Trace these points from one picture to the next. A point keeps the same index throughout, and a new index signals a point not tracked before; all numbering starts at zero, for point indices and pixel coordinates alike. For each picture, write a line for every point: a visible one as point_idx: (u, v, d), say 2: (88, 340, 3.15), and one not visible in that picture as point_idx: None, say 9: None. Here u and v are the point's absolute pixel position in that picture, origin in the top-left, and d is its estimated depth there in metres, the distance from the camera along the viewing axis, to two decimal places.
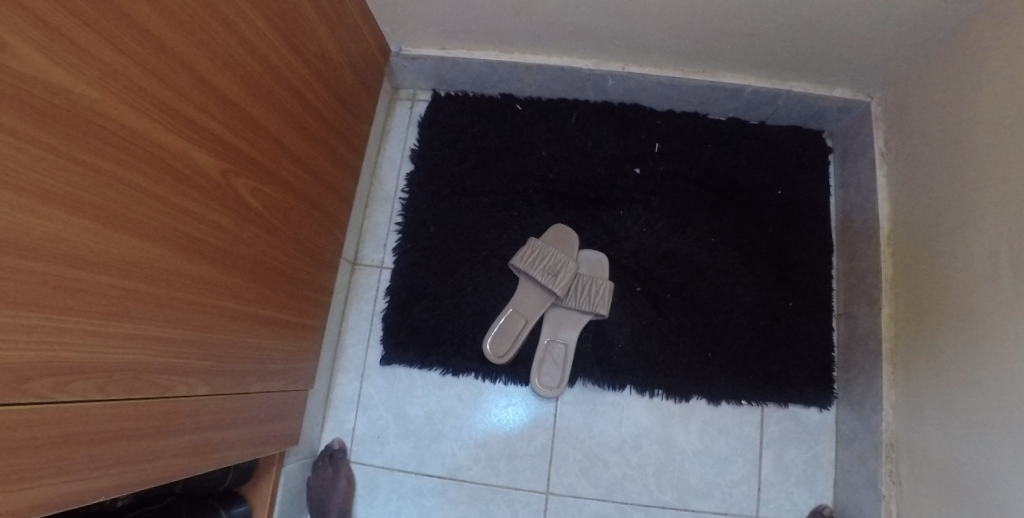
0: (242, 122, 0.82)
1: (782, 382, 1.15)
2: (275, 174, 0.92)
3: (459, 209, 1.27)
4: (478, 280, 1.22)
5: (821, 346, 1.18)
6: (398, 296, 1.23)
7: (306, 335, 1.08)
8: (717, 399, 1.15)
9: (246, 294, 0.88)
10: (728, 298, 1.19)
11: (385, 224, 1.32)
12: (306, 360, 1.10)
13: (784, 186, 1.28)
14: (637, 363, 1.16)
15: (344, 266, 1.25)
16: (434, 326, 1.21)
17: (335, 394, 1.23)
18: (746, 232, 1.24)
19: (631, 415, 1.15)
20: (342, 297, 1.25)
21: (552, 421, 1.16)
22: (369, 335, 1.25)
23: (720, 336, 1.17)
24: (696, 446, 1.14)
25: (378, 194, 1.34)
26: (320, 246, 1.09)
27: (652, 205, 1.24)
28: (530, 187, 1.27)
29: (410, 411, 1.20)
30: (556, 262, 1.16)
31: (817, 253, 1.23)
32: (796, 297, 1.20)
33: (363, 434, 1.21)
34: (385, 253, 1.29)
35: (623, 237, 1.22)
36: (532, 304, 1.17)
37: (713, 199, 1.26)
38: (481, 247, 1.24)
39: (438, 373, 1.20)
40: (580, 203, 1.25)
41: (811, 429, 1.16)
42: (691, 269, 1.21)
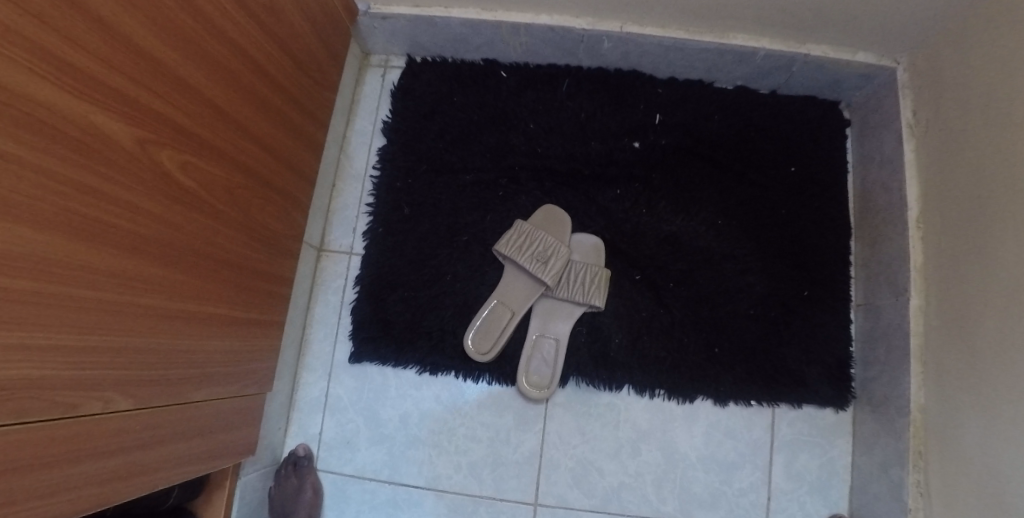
0: (164, 83, 0.67)
1: (794, 380, 1.04)
2: (214, 147, 0.77)
3: (437, 189, 1.13)
4: (459, 267, 1.09)
5: (838, 340, 1.07)
6: (369, 286, 1.10)
7: (261, 333, 0.95)
8: (724, 399, 1.03)
9: (184, 290, 0.74)
10: (737, 287, 1.07)
11: (355, 205, 1.18)
12: (263, 361, 0.97)
13: (798, 163, 1.15)
14: (636, 360, 1.04)
15: (307, 252, 1.11)
16: (410, 319, 1.08)
17: (299, 395, 1.11)
18: (757, 213, 1.11)
19: (630, 417, 1.04)
20: (306, 287, 1.12)
21: (542, 425, 1.04)
22: (337, 329, 1.12)
23: (728, 329, 1.05)
24: (700, 451, 1.03)
25: (347, 172, 1.19)
26: (277, 231, 0.96)
27: (652, 184, 1.11)
28: (517, 163, 1.13)
29: (384, 414, 1.08)
30: (546, 247, 1.03)
31: (834, 237, 1.12)
32: (811, 286, 1.09)
33: (332, 439, 1.09)
34: (355, 237, 1.16)
35: (620, 220, 1.09)
36: (519, 295, 1.05)
37: (721, 177, 1.13)
38: (461, 230, 1.11)
39: (414, 372, 1.08)
40: (572, 181, 1.11)
41: (825, 431, 1.06)
42: (696, 254, 1.08)
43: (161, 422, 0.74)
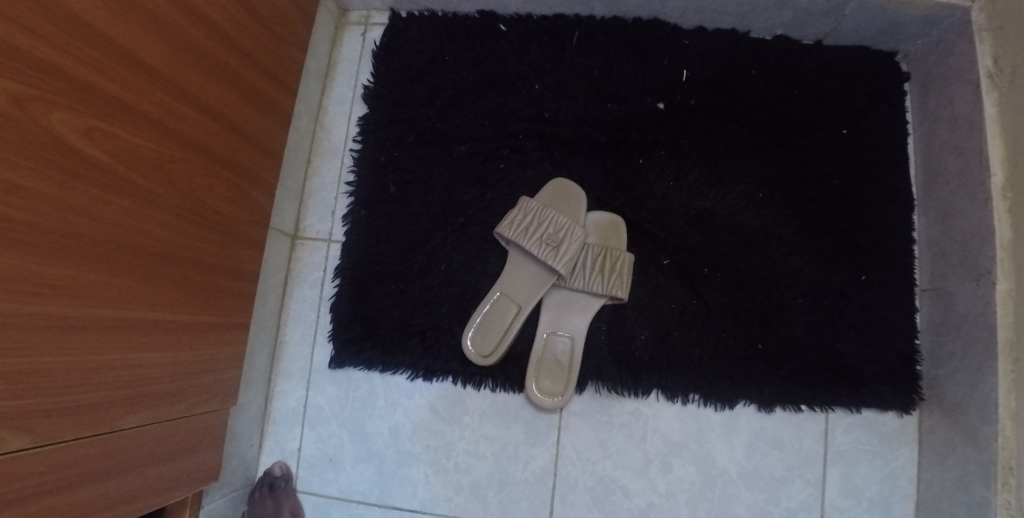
0: (52, 21, 0.50)
1: (852, 380, 0.89)
2: (137, 110, 0.60)
3: (427, 163, 0.97)
4: (454, 254, 0.93)
5: (901, 332, 0.91)
6: (350, 279, 0.94)
7: (218, 339, 0.79)
8: (770, 405, 0.88)
9: (104, 293, 0.58)
10: (783, 272, 0.91)
11: (333, 184, 1.01)
12: (224, 372, 0.81)
13: (852, 124, 0.98)
14: (665, 360, 0.88)
15: (277, 240, 0.95)
16: (398, 316, 0.92)
17: (275, 405, 0.96)
18: (804, 184, 0.94)
19: (659, 427, 0.88)
20: (279, 281, 0.96)
21: (556, 438, 0.89)
22: (316, 329, 0.97)
23: (773, 322, 0.89)
24: (741, 466, 0.88)
25: (323, 146, 1.03)
26: (233, 216, 0.79)
27: (680, 152, 0.94)
28: (520, 131, 0.95)
29: (372, 427, 0.93)
30: (558, 229, 0.86)
31: (895, 211, 0.95)
32: (869, 270, 0.92)
33: (313, 456, 0.94)
34: (334, 222, 1.00)
35: (644, 195, 0.93)
36: (527, 285, 0.89)
37: (762, 142, 0.95)
38: (457, 210, 0.94)
39: (405, 378, 0.93)
40: (586, 151, 0.94)
41: (887, 439, 0.90)
42: (734, 234, 0.91)
43: (83, 459, 0.59)
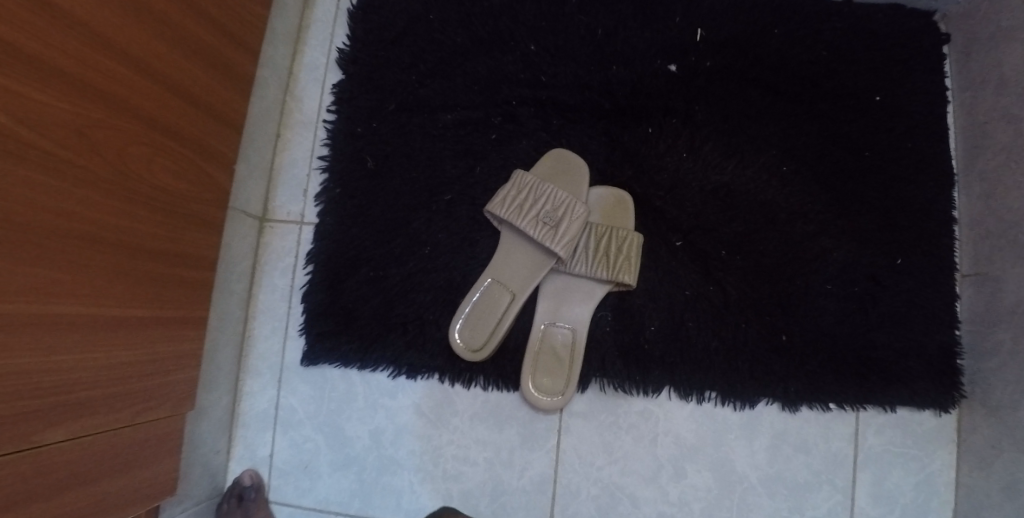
0: None
1: (886, 376, 0.79)
2: (47, 64, 0.49)
3: (409, 134, 0.86)
4: (440, 236, 0.83)
5: (940, 322, 0.81)
6: (324, 265, 0.84)
7: (165, 335, 0.69)
8: (795, 403, 0.78)
9: (17, 284, 0.48)
10: (810, 255, 0.81)
11: (305, 160, 0.90)
12: (176, 372, 0.72)
13: (888, 90, 0.86)
14: (678, 354, 0.78)
15: (240, 222, 0.84)
16: (378, 306, 0.82)
17: (243, 407, 0.87)
18: (832, 156, 0.84)
19: (671, 429, 0.79)
20: (244, 269, 0.86)
21: (556, 441, 0.79)
22: (288, 322, 0.87)
23: (799, 310, 0.80)
24: (762, 472, 0.78)
25: (293, 117, 0.92)
26: (181, 195, 0.69)
27: (694, 121, 0.83)
28: (514, 97, 0.84)
29: (350, 431, 0.83)
30: (557, 206, 0.76)
31: (934, 187, 0.84)
32: (904, 252, 0.82)
33: (285, 463, 0.85)
34: (306, 202, 0.89)
35: (653, 168, 0.82)
36: (522, 270, 0.79)
37: (786, 108, 0.84)
38: (443, 186, 0.83)
39: (386, 376, 0.83)
40: (588, 120, 0.84)
41: (923, 440, 0.81)
42: (755, 212, 0.81)
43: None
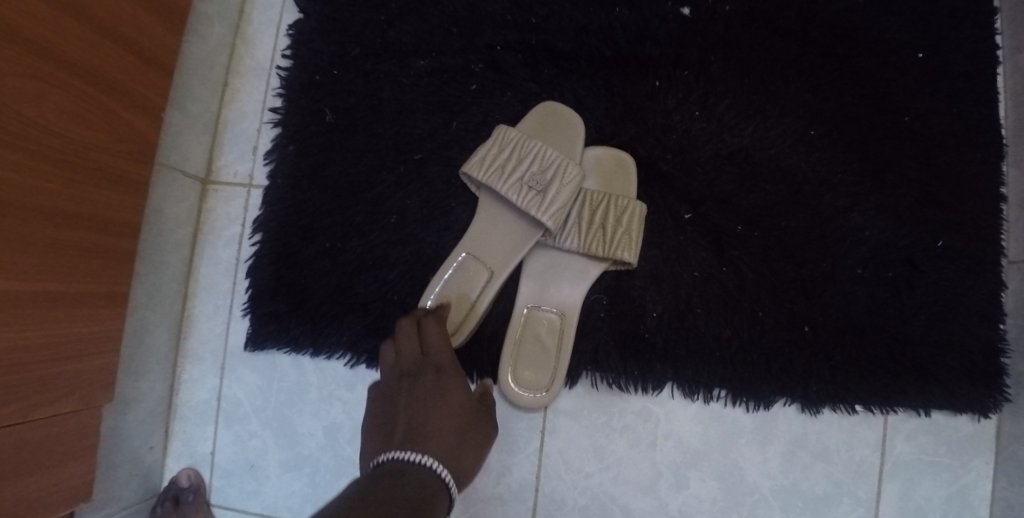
0: None
1: (921, 374, 0.68)
2: None
3: (375, 83, 0.73)
4: (409, 203, 0.71)
5: (983, 314, 0.69)
6: (272, 235, 0.72)
7: (72, 315, 0.58)
8: (815, 405, 0.68)
9: None
10: (839, 234, 0.69)
11: (255, 112, 0.77)
12: (86, 358, 0.60)
13: (931, 46, 0.72)
14: (682, 346, 0.67)
15: (175, 183, 0.72)
16: (334, 283, 0.70)
17: (181, 397, 0.75)
18: (869, 119, 0.71)
19: (672, 431, 0.68)
20: (182, 238, 0.74)
21: (538, 444, 0.69)
22: (233, 300, 0.75)
23: (823, 297, 0.69)
24: (775, 482, 0.68)
25: (243, 63, 0.78)
26: (87, 145, 0.56)
27: (709, 74, 0.71)
28: (498, 41, 0.72)
29: (302, 427, 0.72)
30: (545, 166, 0.64)
31: (985, 159, 0.71)
32: (948, 233, 0.70)
33: (229, 462, 0.74)
34: (255, 160, 0.76)
35: (659, 129, 0.70)
36: (503, 244, 0.67)
37: (816, 62, 0.72)
38: (412, 144, 0.71)
39: (343, 365, 0.71)
40: (585, 70, 0.71)
41: (957, 449, 0.69)
42: (776, 182, 0.70)
43: None
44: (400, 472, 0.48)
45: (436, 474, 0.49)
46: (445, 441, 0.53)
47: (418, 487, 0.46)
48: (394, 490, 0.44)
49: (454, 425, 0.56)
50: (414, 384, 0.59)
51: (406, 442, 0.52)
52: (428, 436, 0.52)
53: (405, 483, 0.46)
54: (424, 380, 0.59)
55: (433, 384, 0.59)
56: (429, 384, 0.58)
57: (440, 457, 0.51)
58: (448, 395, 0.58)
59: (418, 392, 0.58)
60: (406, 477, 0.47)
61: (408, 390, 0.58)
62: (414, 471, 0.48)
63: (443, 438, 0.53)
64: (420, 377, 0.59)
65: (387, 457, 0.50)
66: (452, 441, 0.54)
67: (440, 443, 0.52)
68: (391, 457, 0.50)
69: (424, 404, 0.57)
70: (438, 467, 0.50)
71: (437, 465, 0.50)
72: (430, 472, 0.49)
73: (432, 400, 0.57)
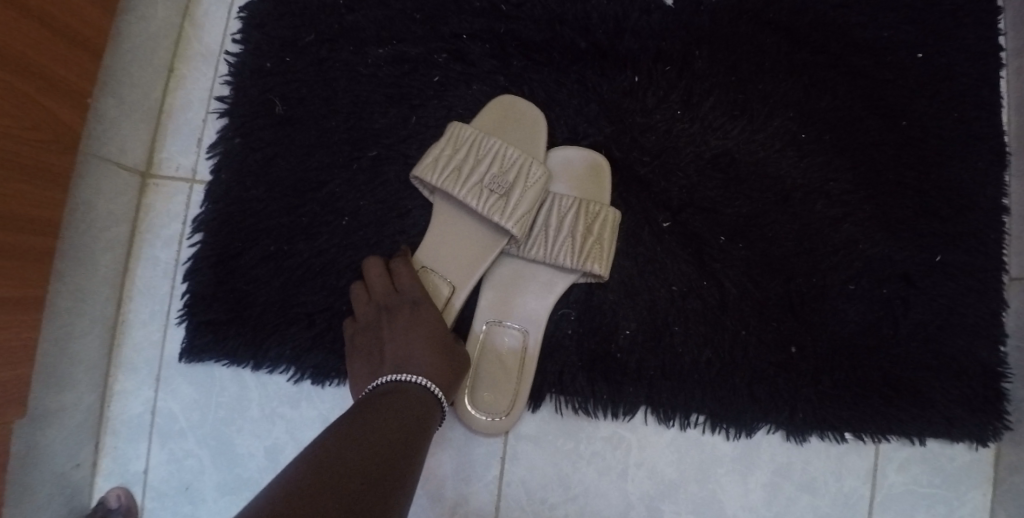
0: None
1: (917, 401, 0.63)
2: None
3: (330, 72, 0.67)
4: (362, 203, 0.65)
5: (984, 335, 0.64)
6: (213, 236, 0.65)
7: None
8: (801, 433, 0.62)
9: None
10: (830, 246, 0.64)
11: (201, 100, 0.71)
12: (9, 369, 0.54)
13: (931, 47, 0.67)
14: (657, 367, 0.62)
15: (111, 175, 0.65)
16: (278, 290, 0.65)
17: (113, 410, 0.68)
18: (863, 122, 0.66)
19: (645, 458, 0.63)
20: (116, 236, 0.67)
21: (498, 471, 0.63)
22: (171, 305, 0.69)
23: (811, 315, 0.63)
24: (756, 515, 0.63)
25: (190, 48, 0.72)
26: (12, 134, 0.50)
27: (693, 70, 0.66)
28: (465, 29, 0.66)
29: (242, 447, 0.66)
30: (507, 167, 0.59)
31: (987, 168, 0.66)
32: (947, 248, 0.65)
33: (163, 483, 0.67)
34: (199, 154, 0.70)
35: (637, 128, 0.65)
36: (464, 252, 0.61)
37: (808, 61, 0.66)
38: (368, 139, 0.65)
39: (287, 380, 0.66)
40: (558, 63, 0.66)
41: (954, 480, 0.64)
42: (762, 188, 0.64)
43: None
44: (396, 394, 0.48)
45: (427, 389, 0.50)
46: (433, 361, 0.53)
47: (418, 401, 0.48)
48: (395, 411, 0.46)
49: (436, 344, 0.55)
50: (392, 318, 0.57)
51: (394, 367, 0.52)
52: (415, 359, 0.52)
53: (403, 406, 0.47)
54: (402, 312, 0.57)
55: (411, 315, 0.57)
56: (406, 315, 0.57)
57: (428, 374, 0.51)
58: (427, 327, 0.56)
59: (397, 324, 0.56)
60: (403, 398, 0.48)
61: (386, 323, 0.57)
62: (406, 388, 0.49)
63: (428, 358, 0.53)
64: (396, 312, 0.57)
65: (380, 380, 0.51)
66: (436, 361, 0.53)
67: (425, 364, 0.52)
68: (383, 380, 0.51)
69: (405, 331, 0.55)
70: (427, 382, 0.50)
71: (427, 380, 0.51)
72: (423, 389, 0.50)
73: (410, 331, 0.55)
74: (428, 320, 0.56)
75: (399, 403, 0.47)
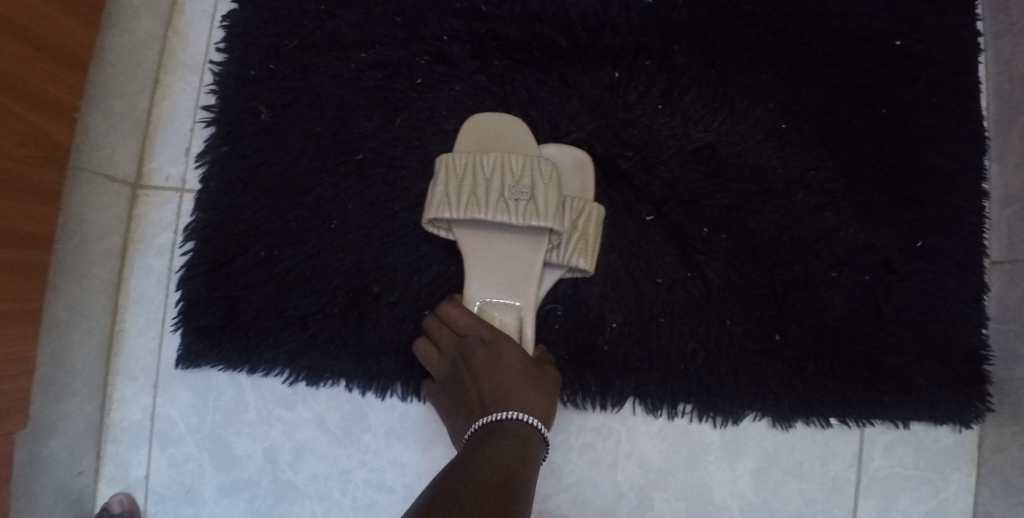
0: None
1: (900, 385, 0.64)
2: None
3: (314, 78, 0.67)
4: (350, 206, 0.66)
5: (965, 318, 0.65)
6: (204, 243, 0.66)
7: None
8: (787, 419, 0.64)
9: None
10: (812, 235, 0.65)
11: (188, 110, 0.72)
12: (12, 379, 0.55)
13: (908, 35, 0.68)
14: (644, 359, 0.63)
15: (101, 187, 0.66)
16: (271, 294, 0.66)
17: (113, 418, 0.69)
18: (843, 112, 0.67)
19: (635, 448, 0.64)
20: (110, 247, 0.68)
21: None
22: (166, 313, 0.70)
23: (795, 304, 0.64)
24: (744, 500, 0.64)
25: (175, 58, 0.72)
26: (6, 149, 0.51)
27: (673, 64, 0.66)
28: (446, 31, 0.67)
29: (240, 449, 0.67)
30: (516, 174, 0.59)
31: (966, 154, 0.66)
32: (927, 234, 0.66)
33: (164, 487, 0.68)
34: (188, 163, 0.71)
35: (620, 124, 0.66)
36: (505, 270, 0.61)
37: (787, 52, 0.67)
38: (353, 142, 0.66)
39: (282, 382, 0.67)
40: (539, 61, 0.66)
41: (937, 461, 0.65)
42: (745, 179, 0.65)
43: None
44: (495, 433, 0.49)
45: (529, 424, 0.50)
46: (524, 394, 0.53)
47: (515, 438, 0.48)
48: (500, 451, 0.46)
49: (517, 371, 0.55)
50: (468, 363, 0.57)
51: (487, 409, 0.52)
52: (507, 394, 0.52)
53: (502, 445, 0.47)
54: (476, 354, 0.57)
55: (486, 355, 0.56)
56: (481, 355, 0.57)
57: (525, 408, 0.51)
58: (505, 359, 0.56)
59: (476, 367, 0.56)
60: (497, 435, 0.48)
61: (467, 369, 0.57)
62: (507, 426, 0.50)
63: (519, 391, 0.53)
64: (469, 356, 0.57)
65: (481, 423, 0.51)
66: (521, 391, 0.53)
67: (518, 397, 0.52)
68: (484, 423, 0.51)
69: (485, 373, 0.55)
70: (527, 416, 0.51)
71: (525, 414, 0.51)
72: (521, 423, 0.50)
73: (490, 369, 0.55)
74: (505, 352, 0.56)
75: (492, 441, 0.47)
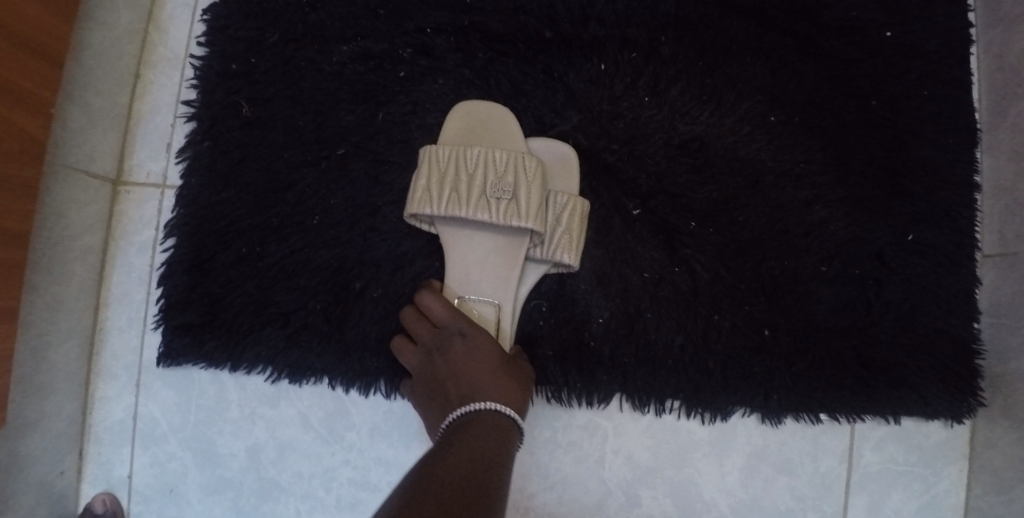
0: None
1: (890, 380, 0.63)
2: None
3: (296, 71, 0.66)
4: (332, 201, 0.65)
5: (956, 312, 0.64)
6: (185, 240, 0.65)
7: None
8: (776, 415, 0.63)
9: None
10: (802, 228, 0.64)
11: (169, 105, 0.71)
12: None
13: (899, 26, 0.67)
14: (631, 355, 0.62)
15: (81, 184, 0.65)
16: (253, 291, 0.65)
17: (96, 417, 0.68)
18: (833, 103, 0.66)
19: (622, 445, 0.64)
20: (90, 244, 0.67)
21: None
22: (148, 311, 0.69)
23: (784, 298, 0.63)
24: (732, 497, 0.64)
25: (156, 52, 0.71)
26: None
27: (660, 56, 0.65)
28: (429, 23, 0.65)
29: (223, 448, 0.67)
30: (500, 171, 0.58)
31: (957, 146, 0.66)
32: (918, 227, 0.65)
33: (147, 486, 0.68)
34: (170, 158, 0.70)
35: (606, 117, 0.65)
36: (487, 266, 0.61)
37: (776, 43, 0.66)
38: (336, 137, 0.65)
39: (265, 380, 0.66)
40: (524, 54, 0.65)
41: (929, 457, 0.65)
42: (733, 172, 0.64)
43: None
44: (472, 422, 0.49)
45: (501, 413, 0.50)
46: (499, 387, 0.52)
47: (492, 427, 0.49)
48: (476, 439, 0.47)
49: (493, 362, 0.54)
50: (444, 357, 0.56)
51: (465, 400, 0.52)
52: (481, 387, 0.52)
53: (480, 434, 0.48)
54: (452, 346, 0.56)
55: (462, 348, 0.56)
56: (457, 349, 0.56)
57: (500, 400, 0.51)
58: (479, 351, 0.55)
59: (452, 359, 0.55)
60: (474, 424, 0.49)
61: (443, 361, 0.56)
62: (481, 416, 0.50)
63: (492, 383, 0.52)
64: (446, 349, 0.56)
65: (455, 414, 0.51)
66: (496, 382, 0.52)
67: (491, 388, 0.52)
68: (461, 414, 0.51)
69: (461, 365, 0.55)
70: (500, 407, 0.50)
71: (499, 404, 0.51)
72: (495, 413, 0.50)
73: (465, 362, 0.55)
74: (481, 345, 0.55)
75: (469, 430, 0.48)
